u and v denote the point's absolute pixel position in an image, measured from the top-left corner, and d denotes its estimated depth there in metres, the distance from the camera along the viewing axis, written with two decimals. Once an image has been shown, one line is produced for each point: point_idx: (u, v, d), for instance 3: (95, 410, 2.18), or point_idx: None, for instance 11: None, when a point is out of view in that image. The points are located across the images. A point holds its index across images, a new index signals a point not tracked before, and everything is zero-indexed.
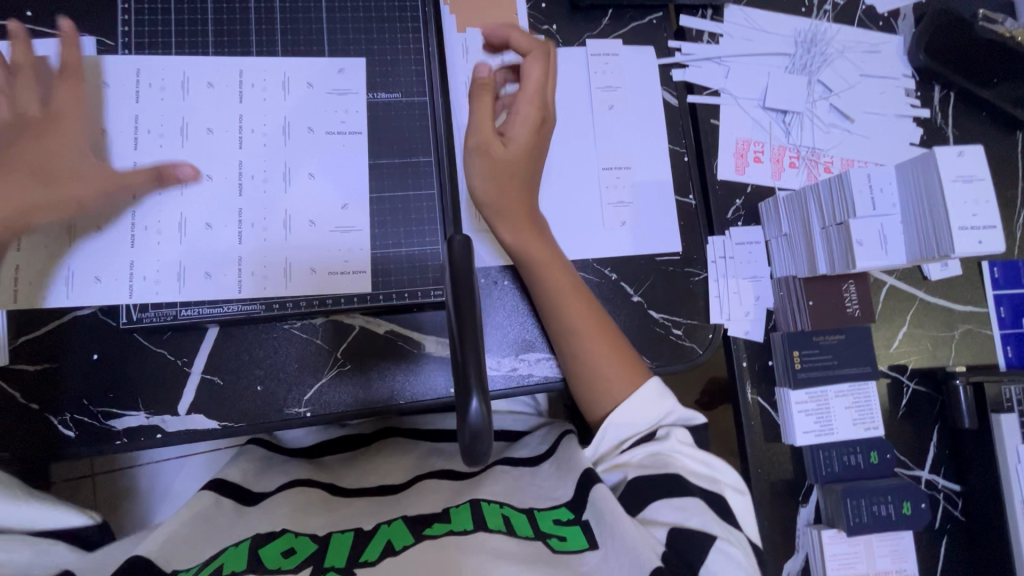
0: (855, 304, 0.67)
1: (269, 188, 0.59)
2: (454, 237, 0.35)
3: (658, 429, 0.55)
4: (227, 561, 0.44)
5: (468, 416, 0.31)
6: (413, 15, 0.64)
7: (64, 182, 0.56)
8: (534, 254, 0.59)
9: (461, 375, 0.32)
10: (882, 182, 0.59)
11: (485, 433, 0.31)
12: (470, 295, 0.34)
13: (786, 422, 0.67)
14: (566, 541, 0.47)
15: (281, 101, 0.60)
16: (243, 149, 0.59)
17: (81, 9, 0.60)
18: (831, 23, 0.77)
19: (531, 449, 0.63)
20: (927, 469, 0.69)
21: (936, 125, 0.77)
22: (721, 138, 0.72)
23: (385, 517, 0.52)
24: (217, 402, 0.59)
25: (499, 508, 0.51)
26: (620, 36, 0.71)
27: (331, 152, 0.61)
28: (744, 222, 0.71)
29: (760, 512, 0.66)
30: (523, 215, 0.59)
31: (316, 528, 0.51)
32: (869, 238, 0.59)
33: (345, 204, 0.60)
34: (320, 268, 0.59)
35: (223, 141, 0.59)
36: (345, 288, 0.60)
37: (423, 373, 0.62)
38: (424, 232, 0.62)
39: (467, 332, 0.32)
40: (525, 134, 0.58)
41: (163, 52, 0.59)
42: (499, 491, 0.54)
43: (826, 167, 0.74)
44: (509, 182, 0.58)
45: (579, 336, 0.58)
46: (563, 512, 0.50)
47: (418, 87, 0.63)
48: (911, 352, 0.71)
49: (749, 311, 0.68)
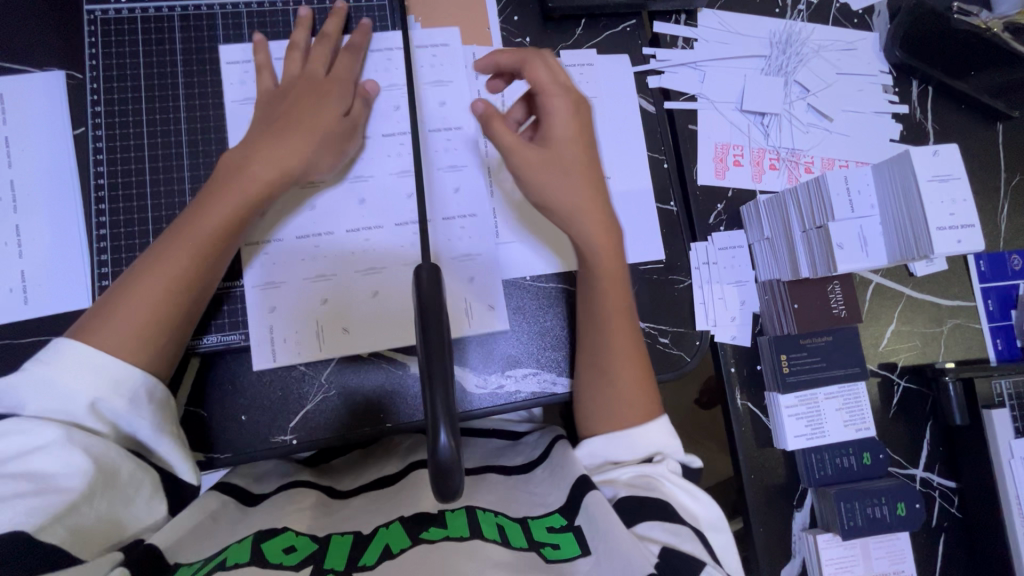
0: (841, 305, 0.67)
1: (308, 275, 0.60)
2: (420, 274, 0.34)
3: (657, 455, 0.56)
4: (230, 554, 0.43)
5: (438, 452, 0.30)
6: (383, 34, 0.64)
7: (327, 118, 0.57)
8: (602, 254, 0.59)
9: (428, 408, 0.31)
10: (859, 184, 0.59)
11: (456, 467, 0.30)
12: (437, 324, 0.33)
13: (777, 427, 0.66)
14: (560, 549, 0.46)
15: (395, 265, 0.61)
16: (332, 279, 0.60)
17: (69, 48, 0.62)
18: (805, 22, 0.77)
19: (527, 455, 0.63)
20: (921, 466, 0.69)
21: (916, 120, 0.77)
22: (700, 143, 0.72)
23: (382, 518, 0.50)
24: (200, 434, 0.58)
25: (494, 518, 0.49)
26: (593, 45, 0.70)
27: (405, 290, 0.61)
28: (727, 227, 0.71)
29: (756, 519, 0.66)
30: (593, 206, 0.59)
31: (310, 529, 0.50)
32: (849, 241, 0.58)
33: (346, 328, 0.60)
34: (283, 331, 0.59)
35: (356, 256, 0.61)
36: (336, 317, 0.60)
37: (408, 394, 0.62)
38: (404, 243, 0.62)
39: (435, 365, 0.31)
40: (563, 125, 0.59)
41: (133, 118, 0.60)
42: (493, 498, 0.54)
43: (807, 167, 0.74)
44: (562, 178, 0.59)
45: (612, 351, 0.59)
46: (556, 518, 0.50)
47: (396, 114, 0.64)
48: (901, 349, 0.71)
49: (735, 316, 0.68)
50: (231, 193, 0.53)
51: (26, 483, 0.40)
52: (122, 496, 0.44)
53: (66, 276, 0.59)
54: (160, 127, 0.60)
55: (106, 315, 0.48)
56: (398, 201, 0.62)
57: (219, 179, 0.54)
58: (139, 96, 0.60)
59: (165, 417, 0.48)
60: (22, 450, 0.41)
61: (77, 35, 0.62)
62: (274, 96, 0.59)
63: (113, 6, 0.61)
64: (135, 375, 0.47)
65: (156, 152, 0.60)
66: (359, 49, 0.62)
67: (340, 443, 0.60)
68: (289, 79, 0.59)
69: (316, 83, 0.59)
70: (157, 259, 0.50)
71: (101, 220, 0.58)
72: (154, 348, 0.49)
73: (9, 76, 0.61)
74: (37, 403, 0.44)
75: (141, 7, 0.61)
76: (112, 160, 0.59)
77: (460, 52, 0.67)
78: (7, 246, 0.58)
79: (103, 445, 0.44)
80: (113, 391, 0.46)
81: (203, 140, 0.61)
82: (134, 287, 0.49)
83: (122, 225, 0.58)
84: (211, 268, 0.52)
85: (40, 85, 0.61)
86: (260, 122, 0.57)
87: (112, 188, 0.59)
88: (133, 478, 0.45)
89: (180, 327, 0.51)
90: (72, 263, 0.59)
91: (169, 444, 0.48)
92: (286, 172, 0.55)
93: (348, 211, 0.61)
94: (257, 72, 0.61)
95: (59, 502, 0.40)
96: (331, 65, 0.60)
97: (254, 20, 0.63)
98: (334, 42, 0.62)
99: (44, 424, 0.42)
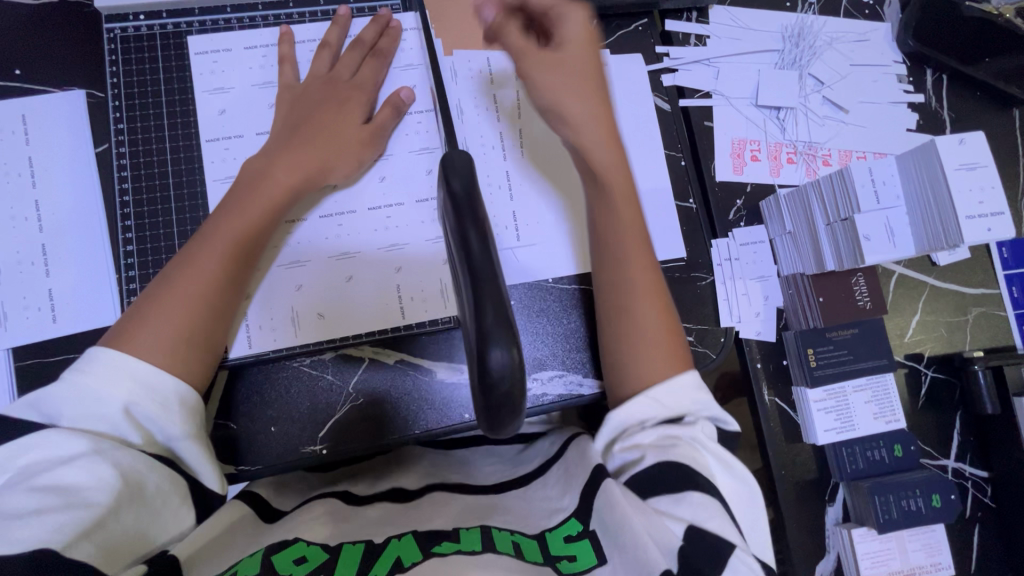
0: (866, 297, 0.66)
1: (277, 264, 0.60)
2: (466, 229, 0.28)
3: (687, 416, 0.52)
4: (242, 567, 0.43)
5: (456, 191, 0.29)
6: (398, 42, 0.65)
7: (344, 122, 0.61)
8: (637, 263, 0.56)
9: (449, 187, 0.29)
10: (884, 175, 0.59)
11: (509, 380, 0.25)
12: (481, 251, 0.28)
13: (806, 422, 0.66)
14: (576, 561, 0.45)
15: (365, 248, 0.61)
16: (305, 270, 0.60)
17: (87, 66, 0.62)
18: (817, 15, 0.76)
19: (543, 455, 0.61)
20: (953, 457, 0.68)
21: (931, 109, 0.77)
22: (717, 139, 0.72)
23: (394, 529, 0.50)
24: (230, 447, 0.58)
25: (509, 535, 0.49)
26: (607, 45, 0.70)
27: (381, 277, 0.61)
28: (747, 222, 0.71)
29: (787, 515, 0.66)
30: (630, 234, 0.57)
31: (326, 537, 0.49)
32: (876, 232, 0.58)
33: (320, 313, 0.60)
34: (261, 321, 0.59)
35: (323, 244, 0.61)
36: (358, 325, 0.60)
37: (439, 401, 0.62)
38: (429, 249, 0.62)
39: (458, 171, 0.30)
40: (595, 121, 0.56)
41: (155, 134, 0.60)
42: (518, 515, 0.52)
43: (825, 160, 0.74)
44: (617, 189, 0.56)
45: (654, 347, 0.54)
46: (573, 524, 0.48)
47: (417, 123, 0.64)
48: (926, 340, 0.70)
49: (759, 312, 0.67)
50: (258, 199, 0.55)
51: (56, 496, 0.40)
52: (146, 508, 0.44)
53: (94, 291, 0.59)
54: (183, 140, 0.61)
55: (140, 324, 0.48)
56: (417, 207, 0.63)
57: (245, 186, 0.56)
58: (161, 111, 0.61)
59: (193, 426, 0.48)
60: (52, 461, 0.42)
61: (96, 54, 0.63)
62: (295, 101, 0.61)
63: (132, 23, 0.61)
64: (169, 381, 0.47)
65: (180, 167, 0.60)
66: (386, 56, 0.64)
67: (370, 451, 0.60)
68: (313, 80, 0.62)
69: (338, 91, 0.62)
70: (189, 261, 0.52)
71: (128, 236, 0.58)
72: (190, 351, 0.50)
73: (29, 97, 0.61)
74: (71, 413, 0.44)
75: (160, 23, 0.62)
76: (136, 177, 0.59)
77: (473, 57, 0.67)
78: (34, 266, 0.59)
79: (130, 457, 0.44)
80: (147, 396, 0.46)
81: (225, 153, 0.61)
82: (167, 293, 0.50)
83: (148, 240, 0.59)
84: (246, 272, 0.54)
85: (62, 105, 0.61)
86: (279, 130, 0.60)
87: (137, 204, 0.59)
88: (158, 490, 0.45)
89: (217, 330, 0.52)
90: (98, 279, 0.59)
91: (196, 453, 0.48)
92: (313, 174, 0.58)
93: (373, 219, 0.62)
94: (281, 63, 0.63)
95: (87, 515, 0.40)
96: (352, 73, 0.63)
97: (271, 31, 0.64)
98: (365, 49, 0.64)
99: (72, 436, 0.43)
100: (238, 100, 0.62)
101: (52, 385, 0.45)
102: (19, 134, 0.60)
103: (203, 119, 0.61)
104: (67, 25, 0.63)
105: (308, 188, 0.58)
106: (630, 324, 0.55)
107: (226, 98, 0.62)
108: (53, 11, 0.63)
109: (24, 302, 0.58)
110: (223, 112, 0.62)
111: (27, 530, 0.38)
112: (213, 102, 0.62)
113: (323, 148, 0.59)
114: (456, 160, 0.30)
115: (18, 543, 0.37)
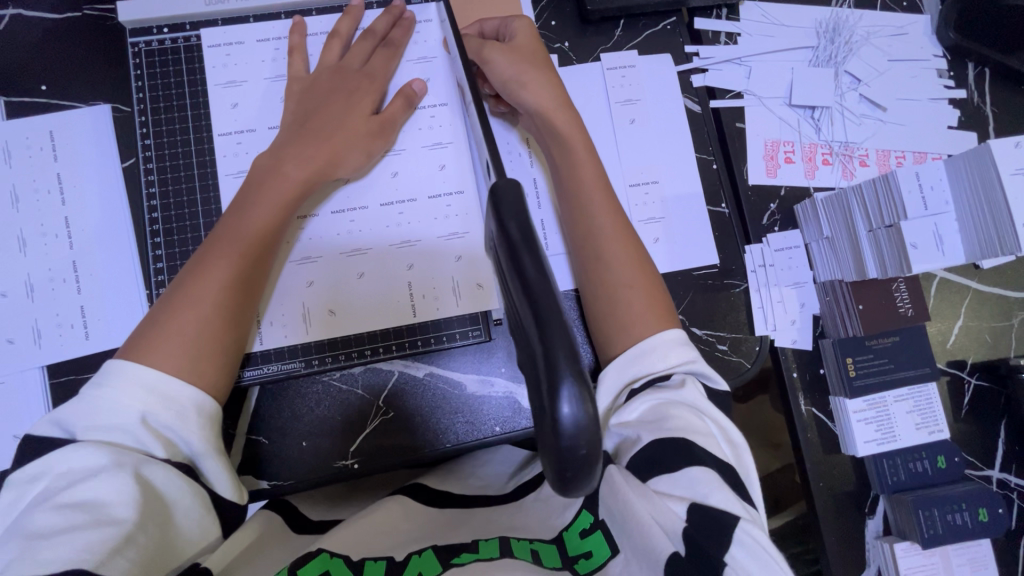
0: (907, 304, 0.64)
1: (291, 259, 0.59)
2: (521, 262, 0.28)
3: (673, 375, 0.50)
4: None
5: (506, 223, 0.29)
6: (410, 30, 0.64)
7: (352, 113, 0.58)
8: (613, 228, 0.56)
9: (500, 225, 0.29)
10: (932, 180, 0.57)
11: (584, 440, 0.26)
12: (540, 277, 0.27)
13: (845, 433, 0.64)
14: (591, 558, 0.45)
15: (378, 244, 0.60)
16: (318, 267, 0.60)
17: (112, 79, 0.62)
18: (853, 8, 0.74)
19: None
20: (998, 468, 0.67)
21: (974, 104, 0.74)
22: (749, 141, 0.69)
23: (413, 544, 0.48)
24: (262, 461, 0.58)
25: (528, 542, 0.47)
26: (634, 46, 0.69)
27: (391, 272, 0.60)
28: (781, 227, 0.68)
29: (826, 528, 0.64)
30: (603, 193, 0.57)
31: (350, 545, 0.47)
32: (924, 240, 0.57)
33: (332, 309, 0.59)
34: (276, 318, 0.58)
35: (336, 240, 0.60)
36: (372, 323, 0.59)
37: (468, 414, 0.61)
38: (442, 247, 0.61)
39: (504, 194, 0.30)
40: (549, 86, 0.58)
41: (182, 149, 0.60)
42: (528, 523, 0.51)
43: (861, 161, 0.71)
44: (585, 152, 0.57)
45: (636, 306, 0.53)
46: (584, 516, 0.47)
47: (430, 117, 0.63)
48: (970, 347, 0.68)
49: (795, 319, 0.66)
50: (268, 196, 0.54)
51: (82, 513, 0.39)
52: (173, 521, 0.44)
53: (125, 308, 0.59)
54: (208, 154, 0.60)
55: (156, 333, 0.48)
56: (434, 205, 0.62)
57: (256, 184, 0.55)
58: (186, 124, 0.60)
59: (212, 436, 0.47)
60: (76, 477, 0.41)
61: (121, 67, 0.62)
62: (304, 93, 0.59)
63: (155, 35, 0.61)
64: (182, 390, 0.46)
65: (204, 175, 0.60)
66: (398, 46, 0.63)
67: (399, 464, 0.60)
68: (322, 71, 0.60)
69: (347, 81, 0.60)
70: (202, 265, 0.51)
71: (158, 251, 0.58)
72: (204, 357, 0.48)
73: (56, 113, 0.61)
74: (88, 427, 0.43)
75: (183, 35, 0.61)
76: (164, 191, 0.59)
77: None
78: (66, 284, 0.59)
79: (152, 467, 0.43)
80: (163, 406, 0.45)
81: (237, 147, 0.60)
82: (180, 298, 0.49)
83: (178, 253, 0.58)
84: (257, 271, 0.53)
85: (88, 120, 0.61)
86: (288, 125, 0.58)
87: (166, 220, 0.59)
88: (183, 503, 0.44)
89: (232, 333, 0.51)
90: (129, 293, 0.59)
91: (213, 463, 0.46)
92: (322, 169, 0.56)
93: (384, 219, 0.61)
94: (292, 54, 0.61)
95: (116, 532, 0.39)
96: (362, 64, 0.61)
97: (284, 25, 0.63)
98: (377, 40, 0.62)
99: (96, 450, 0.42)
100: (250, 97, 0.61)
101: (72, 402, 0.45)
102: (47, 151, 0.60)
103: (224, 125, 0.61)
104: (91, 38, 0.62)
105: (319, 182, 0.57)
106: (613, 287, 0.54)
107: (245, 102, 0.61)
108: (77, 26, 0.62)
109: (57, 320, 0.58)
110: (236, 108, 0.61)
111: (56, 551, 0.37)
112: (226, 97, 0.61)
113: (331, 142, 0.57)
114: (503, 191, 0.29)
115: (52, 563, 0.37)
